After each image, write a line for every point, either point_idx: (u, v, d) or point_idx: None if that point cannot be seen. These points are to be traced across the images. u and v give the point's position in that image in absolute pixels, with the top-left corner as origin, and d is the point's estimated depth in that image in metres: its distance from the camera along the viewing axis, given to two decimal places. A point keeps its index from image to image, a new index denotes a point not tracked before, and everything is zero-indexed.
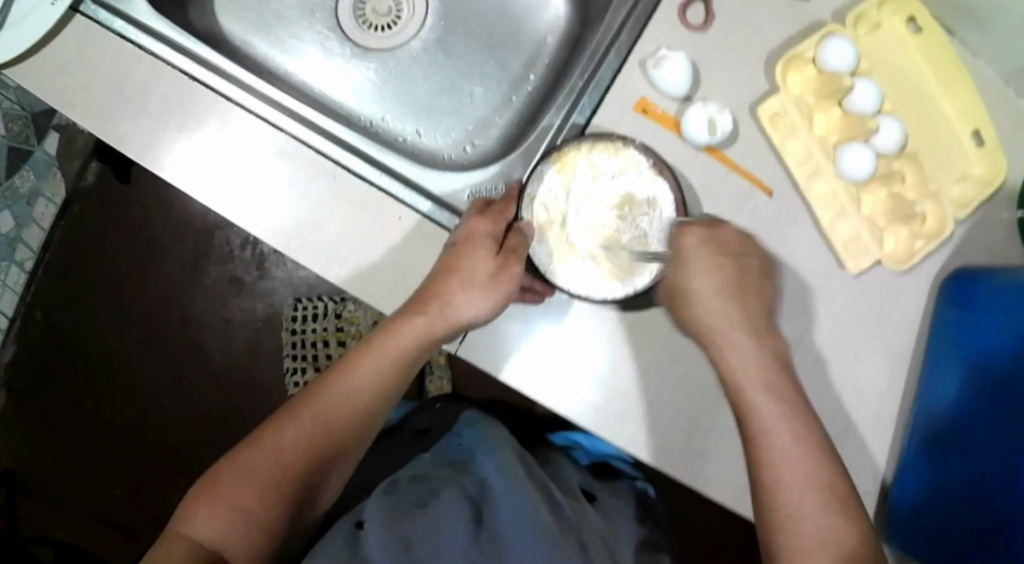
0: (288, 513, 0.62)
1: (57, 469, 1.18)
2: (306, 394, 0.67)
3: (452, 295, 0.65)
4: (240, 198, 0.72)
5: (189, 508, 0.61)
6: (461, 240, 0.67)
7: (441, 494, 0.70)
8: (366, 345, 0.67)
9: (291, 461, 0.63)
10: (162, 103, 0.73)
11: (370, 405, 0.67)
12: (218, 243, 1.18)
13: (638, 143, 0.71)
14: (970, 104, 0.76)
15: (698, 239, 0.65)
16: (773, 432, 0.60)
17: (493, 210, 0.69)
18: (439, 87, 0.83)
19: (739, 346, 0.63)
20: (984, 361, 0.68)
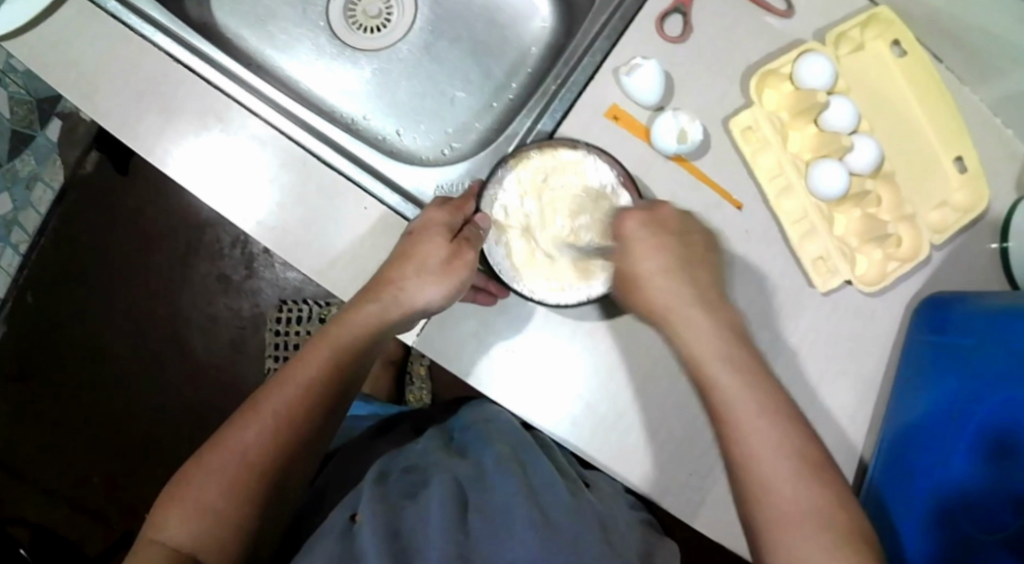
0: (258, 509, 0.61)
1: (42, 453, 1.20)
2: (264, 390, 0.65)
3: (403, 282, 0.66)
4: (217, 182, 0.73)
5: (157, 517, 0.60)
6: (417, 229, 0.68)
7: (423, 488, 0.75)
8: (322, 335, 0.67)
9: (254, 458, 0.62)
10: (143, 82, 0.74)
11: (330, 392, 0.65)
12: (209, 240, 1.22)
13: (596, 148, 0.71)
14: (952, 129, 0.75)
15: (635, 222, 0.66)
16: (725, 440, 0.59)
17: (452, 203, 0.70)
18: (422, 90, 0.84)
19: (686, 317, 0.63)
20: (952, 381, 0.68)
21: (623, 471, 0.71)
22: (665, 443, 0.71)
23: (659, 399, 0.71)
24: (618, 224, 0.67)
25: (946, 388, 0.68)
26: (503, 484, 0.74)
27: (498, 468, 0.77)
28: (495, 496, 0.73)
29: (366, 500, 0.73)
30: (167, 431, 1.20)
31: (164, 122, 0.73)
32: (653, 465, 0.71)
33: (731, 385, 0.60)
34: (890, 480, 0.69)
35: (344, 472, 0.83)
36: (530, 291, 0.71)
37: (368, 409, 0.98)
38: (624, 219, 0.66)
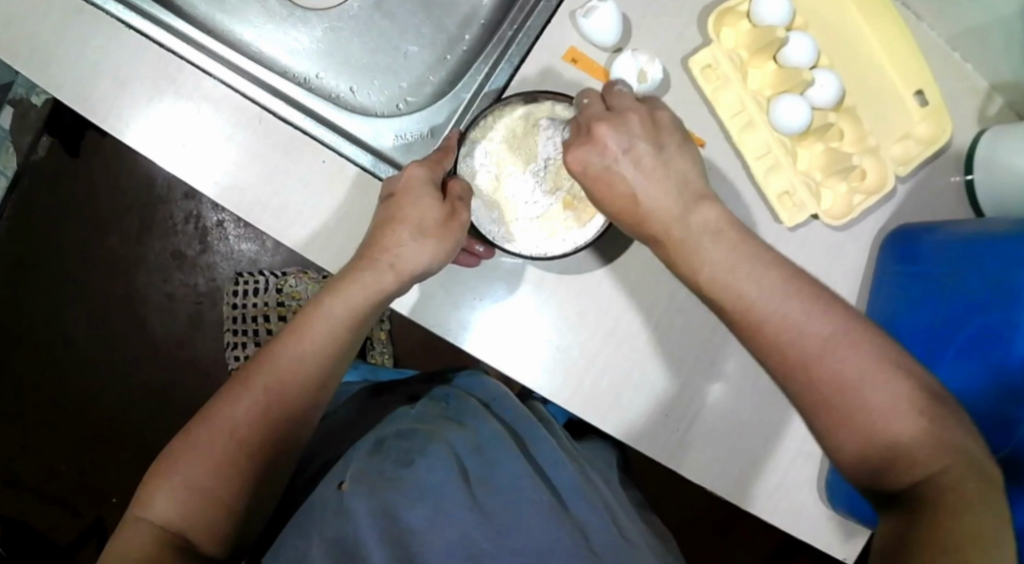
0: (246, 488, 0.61)
1: (10, 449, 1.18)
2: (255, 362, 0.64)
3: (399, 248, 0.63)
4: (173, 143, 0.71)
5: (144, 492, 0.61)
6: (402, 187, 0.65)
7: (419, 456, 0.70)
8: (315, 306, 0.64)
9: (245, 436, 0.62)
10: (97, 47, 0.72)
11: (323, 368, 0.64)
12: (162, 217, 1.20)
13: (563, 97, 0.69)
14: (912, 63, 0.74)
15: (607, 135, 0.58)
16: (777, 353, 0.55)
17: (432, 158, 0.67)
18: (374, 46, 0.82)
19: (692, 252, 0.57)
20: (927, 311, 0.69)
21: (598, 417, 0.70)
22: (642, 387, 0.70)
23: (632, 344, 0.70)
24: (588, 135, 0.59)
25: (920, 319, 0.69)
26: (508, 469, 0.70)
27: (499, 444, 0.72)
28: (496, 480, 0.69)
29: (357, 468, 0.69)
30: (139, 422, 1.19)
31: (118, 85, 0.72)
32: (629, 410, 0.70)
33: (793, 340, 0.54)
34: None
35: (336, 432, 0.79)
36: (526, 249, 0.70)
37: (359, 372, 0.91)
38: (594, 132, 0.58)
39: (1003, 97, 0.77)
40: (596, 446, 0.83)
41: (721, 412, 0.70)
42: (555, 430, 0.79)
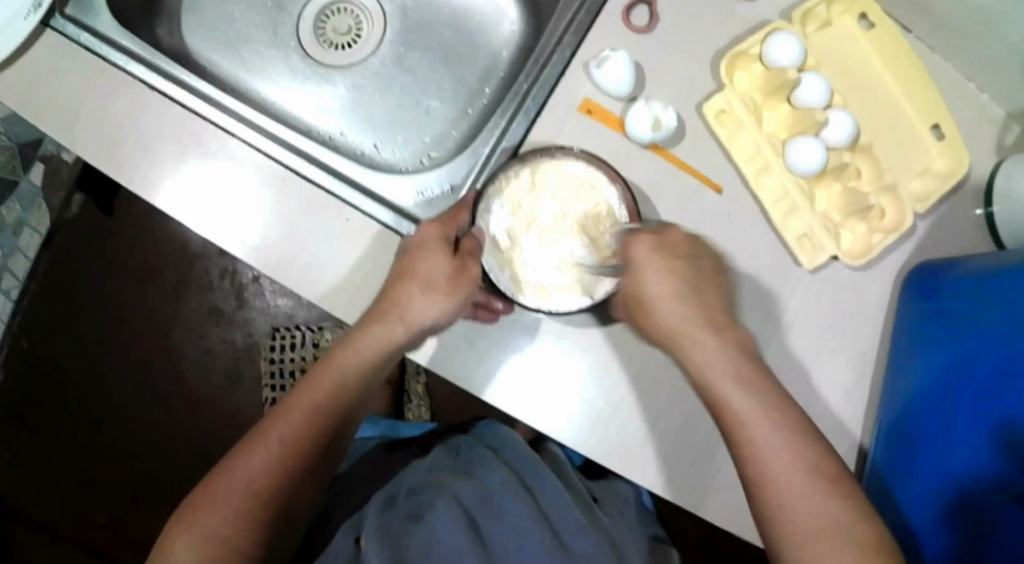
0: (263, 534, 0.61)
1: (46, 495, 1.21)
2: (273, 415, 0.65)
3: (408, 302, 0.65)
4: (209, 211, 0.73)
5: (164, 546, 0.60)
6: (418, 242, 0.67)
7: (430, 510, 0.71)
8: (327, 359, 0.67)
9: (261, 486, 0.62)
10: (124, 111, 0.74)
11: (335, 417, 0.65)
12: (199, 273, 1.23)
13: (574, 151, 0.71)
14: (927, 97, 0.74)
15: (645, 248, 0.65)
16: (775, 429, 0.59)
17: (445, 217, 0.69)
18: (397, 102, 0.86)
19: (697, 346, 0.63)
20: (948, 347, 0.68)
21: (623, 465, 0.70)
22: (666, 433, 0.70)
23: (655, 392, 0.71)
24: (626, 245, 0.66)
25: (942, 356, 0.68)
26: (520, 516, 0.71)
27: (512, 492, 0.73)
28: (506, 528, 0.69)
29: (373, 522, 0.71)
30: (168, 465, 1.21)
31: (144, 149, 0.74)
32: (656, 457, 0.70)
33: (764, 445, 0.59)
34: (892, 451, 0.69)
35: (355, 485, 0.82)
36: (544, 304, 0.70)
37: (379, 427, 0.93)
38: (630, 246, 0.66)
39: (1021, 126, 0.77)
40: (622, 492, 0.84)
41: None
42: (568, 475, 0.81)
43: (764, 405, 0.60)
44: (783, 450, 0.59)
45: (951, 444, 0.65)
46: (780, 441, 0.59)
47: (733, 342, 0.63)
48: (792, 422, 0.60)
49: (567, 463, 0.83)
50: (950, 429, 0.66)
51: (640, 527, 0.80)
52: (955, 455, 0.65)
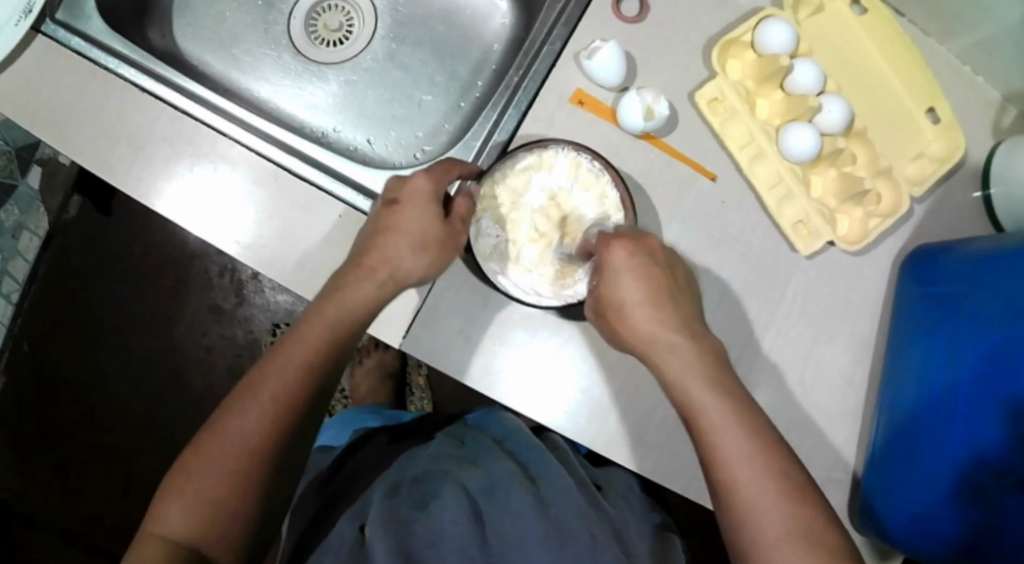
0: (260, 496, 0.60)
1: (52, 498, 1.22)
2: (261, 370, 0.63)
3: (398, 259, 0.66)
4: (202, 211, 0.73)
5: (157, 507, 0.59)
6: (405, 193, 0.68)
7: (433, 500, 0.71)
8: (315, 311, 0.65)
9: (256, 445, 0.60)
10: (115, 113, 0.74)
11: (325, 372, 0.64)
12: (198, 272, 1.24)
13: (539, 143, 0.71)
14: (922, 80, 0.74)
15: (623, 255, 0.64)
16: (748, 436, 0.58)
17: (437, 170, 0.69)
18: (389, 98, 0.86)
19: (672, 351, 0.63)
20: (946, 333, 0.67)
21: (622, 455, 0.70)
22: (664, 423, 0.70)
23: (652, 382, 0.71)
24: (603, 249, 0.65)
25: (939, 341, 0.67)
26: (518, 502, 0.70)
27: (512, 481, 0.73)
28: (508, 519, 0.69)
29: (381, 511, 0.71)
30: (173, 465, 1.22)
31: (136, 151, 0.74)
32: (654, 446, 0.70)
33: (740, 466, 0.58)
34: (892, 435, 0.69)
35: (359, 475, 0.82)
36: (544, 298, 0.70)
37: (380, 418, 0.94)
38: (608, 252, 0.65)
39: (1018, 107, 0.76)
40: (621, 480, 0.83)
41: None
42: (568, 458, 0.81)
43: (735, 415, 0.60)
44: (750, 460, 0.58)
45: (948, 431, 0.65)
46: (750, 454, 0.58)
47: (712, 347, 0.64)
48: (762, 436, 0.59)
49: (566, 447, 0.83)
50: (943, 416, 0.65)
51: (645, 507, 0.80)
52: (953, 442, 0.64)
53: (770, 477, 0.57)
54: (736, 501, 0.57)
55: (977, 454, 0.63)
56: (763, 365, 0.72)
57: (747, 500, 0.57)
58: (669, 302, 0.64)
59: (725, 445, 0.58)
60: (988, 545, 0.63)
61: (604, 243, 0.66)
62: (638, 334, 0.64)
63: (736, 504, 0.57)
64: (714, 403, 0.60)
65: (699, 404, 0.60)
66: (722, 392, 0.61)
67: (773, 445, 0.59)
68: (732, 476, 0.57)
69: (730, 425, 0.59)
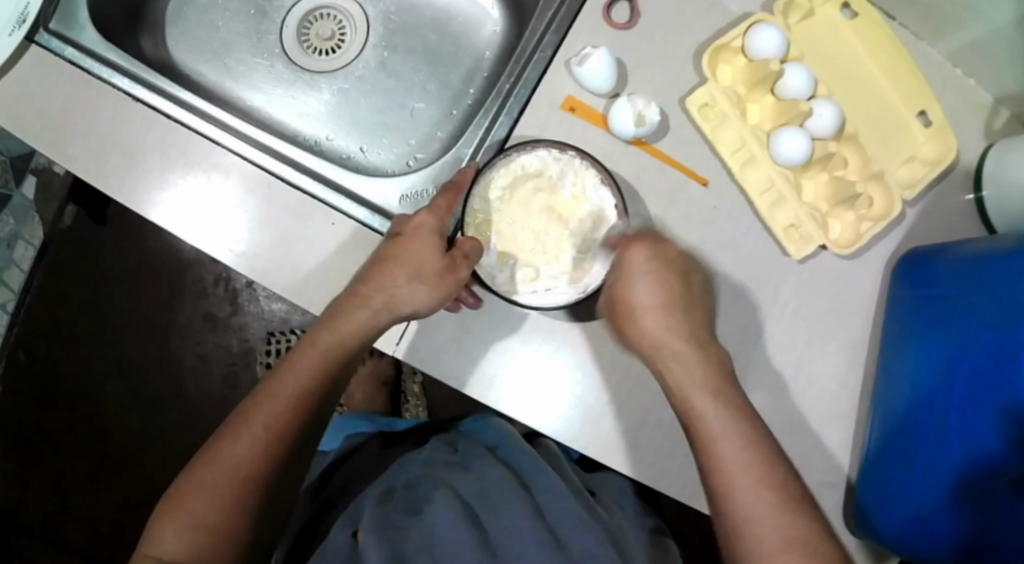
0: (250, 523, 0.60)
1: (48, 507, 1.22)
2: (254, 398, 0.63)
3: (394, 289, 0.66)
4: (195, 221, 0.73)
5: (150, 533, 0.59)
6: (414, 223, 0.69)
7: (427, 505, 0.71)
8: (309, 339, 0.65)
9: (247, 473, 0.60)
10: (108, 123, 0.75)
11: (318, 400, 0.64)
12: (193, 280, 1.24)
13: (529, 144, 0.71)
14: (912, 84, 0.74)
15: (643, 256, 0.65)
16: (744, 444, 0.58)
17: (440, 204, 0.70)
18: (382, 105, 0.86)
19: (680, 361, 0.62)
20: (939, 332, 0.67)
21: (616, 460, 0.70)
22: (658, 429, 0.70)
23: (645, 387, 0.71)
24: (625, 251, 0.66)
25: (930, 344, 0.67)
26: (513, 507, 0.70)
27: (506, 486, 0.73)
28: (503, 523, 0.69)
29: (371, 516, 0.71)
30: (169, 473, 1.21)
31: (129, 161, 0.74)
32: (649, 450, 0.70)
33: (739, 473, 0.58)
34: (886, 438, 0.69)
35: (350, 478, 0.83)
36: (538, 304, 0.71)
37: (374, 421, 0.94)
38: (628, 255, 0.66)
39: (1008, 109, 0.77)
40: (616, 486, 0.84)
41: None
42: (563, 465, 0.80)
43: (731, 421, 0.59)
44: (748, 468, 0.58)
45: (942, 432, 0.65)
46: (750, 463, 0.58)
47: (716, 357, 0.63)
48: (762, 447, 0.59)
49: (560, 454, 0.83)
50: (937, 417, 0.65)
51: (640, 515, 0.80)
52: (948, 443, 0.64)
53: (765, 484, 0.57)
54: (733, 509, 0.57)
55: (973, 453, 0.62)
56: (755, 369, 0.72)
57: (745, 510, 0.57)
58: (680, 310, 0.64)
59: (723, 453, 0.58)
60: (987, 546, 0.63)
61: (624, 246, 0.66)
62: (652, 338, 0.64)
63: (731, 510, 0.57)
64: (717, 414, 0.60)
65: (696, 410, 0.60)
66: (727, 399, 0.61)
67: (769, 452, 0.59)
68: (731, 485, 0.57)
69: (727, 433, 0.59)
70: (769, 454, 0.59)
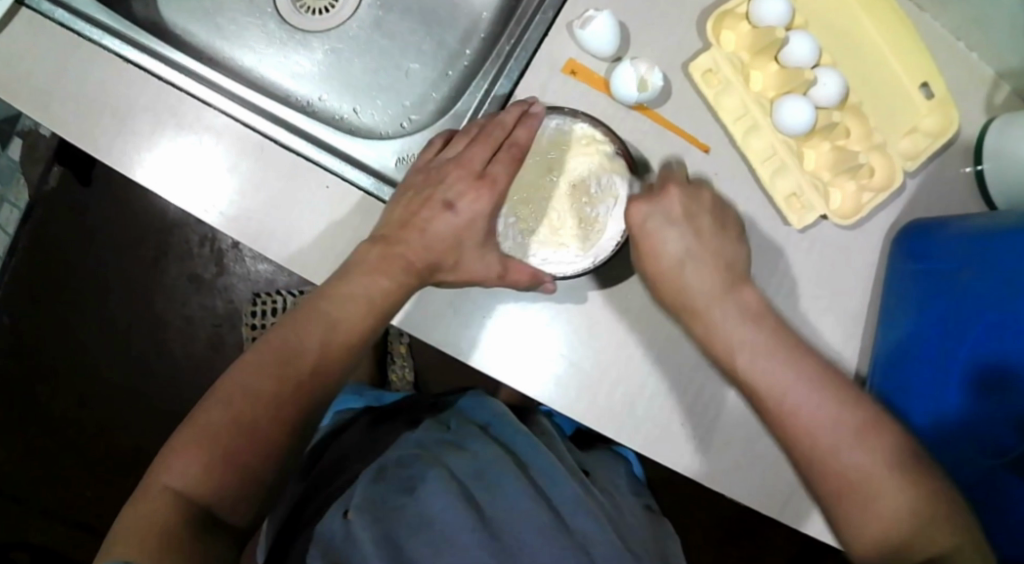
0: (277, 464, 0.61)
1: (32, 478, 1.20)
2: (291, 337, 0.64)
3: (420, 256, 0.67)
4: (184, 181, 0.71)
5: (170, 458, 0.59)
6: (482, 176, 0.68)
7: (421, 482, 0.70)
8: (346, 286, 0.66)
9: (284, 416, 0.61)
10: (97, 83, 0.72)
11: (353, 350, 0.66)
12: (178, 241, 1.22)
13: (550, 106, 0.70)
14: (916, 56, 0.72)
15: (643, 211, 0.66)
16: (796, 371, 0.63)
17: (483, 180, 0.68)
18: (376, 67, 0.85)
19: (713, 312, 0.65)
20: (939, 305, 0.67)
21: (614, 429, 0.70)
22: (656, 397, 0.70)
23: (642, 355, 0.70)
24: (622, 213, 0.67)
25: (933, 316, 0.68)
26: (511, 494, 0.69)
27: (504, 470, 0.72)
28: (503, 505, 0.69)
29: (360, 497, 0.70)
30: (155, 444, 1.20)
31: (120, 122, 0.72)
32: (647, 420, 0.70)
33: (800, 396, 0.62)
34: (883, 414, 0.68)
35: (347, 458, 0.81)
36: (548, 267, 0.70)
37: (363, 399, 0.90)
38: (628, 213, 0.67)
39: (1010, 84, 0.76)
40: (609, 464, 0.83)
41: (741, 415, 0.70)
42: (558, 446, 0.79)
43: (775, 344, 0.64)
44: (810, 390, 0.63)
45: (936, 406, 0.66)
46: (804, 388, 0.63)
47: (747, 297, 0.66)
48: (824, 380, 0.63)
49: (557, 436, 0.82)
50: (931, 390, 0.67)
51: (633, 495, 0.79)
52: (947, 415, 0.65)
53: (831, 415, 0.62)
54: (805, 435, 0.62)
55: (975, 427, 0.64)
56: None
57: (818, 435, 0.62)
58: (703, 255, 0.66)
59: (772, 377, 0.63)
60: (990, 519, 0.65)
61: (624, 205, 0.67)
62: (677, 293, 0.66)
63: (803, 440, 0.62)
64: (783, 377, 0.63)
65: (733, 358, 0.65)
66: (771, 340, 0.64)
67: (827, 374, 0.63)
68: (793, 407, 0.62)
69: (783, 363, 0.63)
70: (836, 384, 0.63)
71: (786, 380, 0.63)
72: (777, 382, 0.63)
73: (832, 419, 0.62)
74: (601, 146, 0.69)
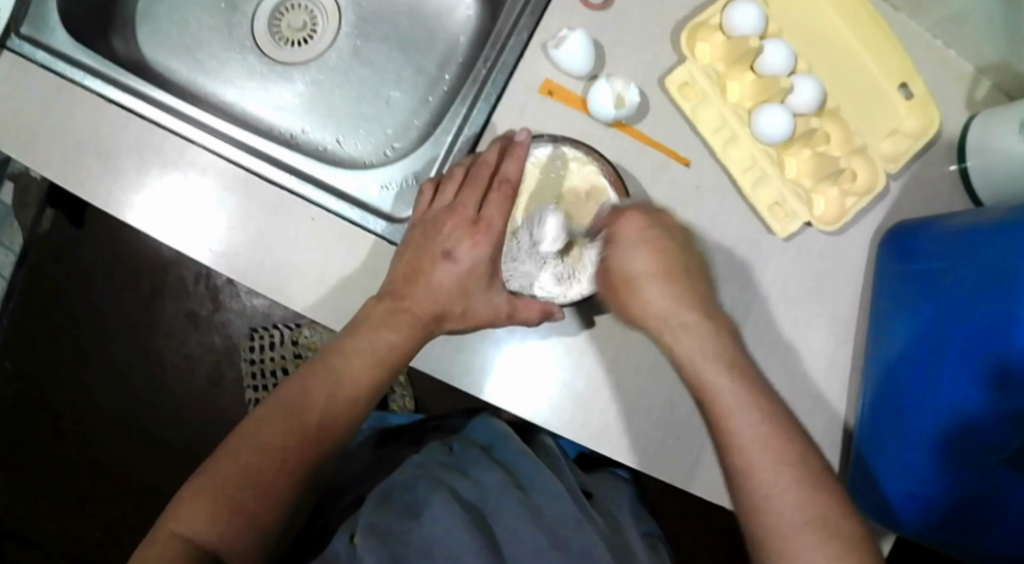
0: (285, 512, 0.62)
1: (40, 516, 1.21)
2: (301, 389, 0.64)
3: (423, 302, 0.66)
4: (173, 223, 0.72)
5: (179, 507, 0.60)
6: (478, 222, 0.67)
7: (424, 507, 0.70)
8: (354, 340, 0.66)
9: (293, 466, 0.62)
10: (80, 126, 0.73)
11: (362, 403, 0.66)
12: (173, 280, 1.23)
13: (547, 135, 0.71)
14: (891, 56, 0.73)
15: (633, 227, 0.65)
16: (744, 388, 0.60)
17: (478, 227, 0.67)
18: (356, 96, 0.85)
19: (683, 327, 0.63)
20: (929, 309, 0.67)
21: (611, 447, 0.70)
22: (650, 413, 0.70)
23: (635, 372, 0.70)
24: (614, 220, 0.66)
25: (922, 318, 0.67)
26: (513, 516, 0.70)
27: (505, 492, 0.72)
28: (509, 530, 0.69)
29: (366, 520, 0.69)
30: (161, 477, 1.21)
31: (103, 164, 0.72)
32: (641, 433, 0.70)
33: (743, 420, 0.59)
34: (879, 419, 0.68)
35: (344, 484, 0.82)
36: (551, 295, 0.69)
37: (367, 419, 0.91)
38: (618, 224, 0.66)
39: (990, 80, 0.76)
40: (608, 484, 0.83)
41: None
42: (559, 466, 0.80)
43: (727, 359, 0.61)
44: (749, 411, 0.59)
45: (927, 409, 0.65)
46: (752, 416, 0.59)
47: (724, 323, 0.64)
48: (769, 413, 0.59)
49: (558, 455, 0.82)
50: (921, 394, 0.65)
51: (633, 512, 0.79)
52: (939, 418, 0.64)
53: (767, 447, 0.58)
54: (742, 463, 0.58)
55: (966, 429, 0.62)
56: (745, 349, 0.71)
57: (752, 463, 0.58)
58: (676, 276, 0.64)
59: (724, 397, 0.60)
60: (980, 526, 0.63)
61: (615, 217, 0.66)
62: (647, 309, 0.64)
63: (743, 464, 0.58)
64: (734, 395, 0.60)
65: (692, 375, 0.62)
66: (735, 362, 0.62)
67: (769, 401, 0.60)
68: (736, 432, 0.59)
69: (734, 385, 0.60)
70: (777, 421, 0.59)
71: (736, 400, 0.59)
72: (742, 427, 0.59)
73: (762, 447, 0.58)
74: (596, 174, 0.70)
